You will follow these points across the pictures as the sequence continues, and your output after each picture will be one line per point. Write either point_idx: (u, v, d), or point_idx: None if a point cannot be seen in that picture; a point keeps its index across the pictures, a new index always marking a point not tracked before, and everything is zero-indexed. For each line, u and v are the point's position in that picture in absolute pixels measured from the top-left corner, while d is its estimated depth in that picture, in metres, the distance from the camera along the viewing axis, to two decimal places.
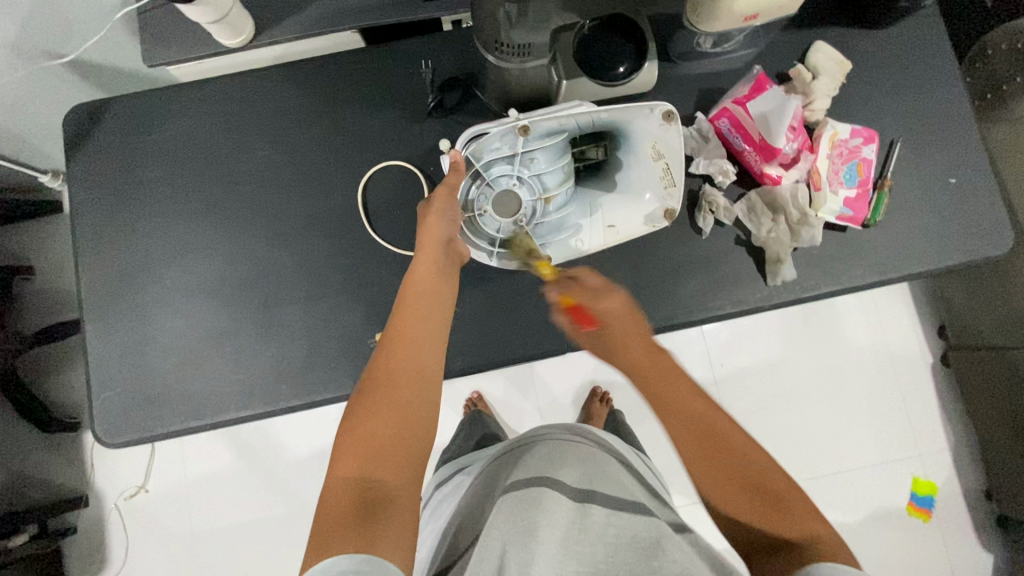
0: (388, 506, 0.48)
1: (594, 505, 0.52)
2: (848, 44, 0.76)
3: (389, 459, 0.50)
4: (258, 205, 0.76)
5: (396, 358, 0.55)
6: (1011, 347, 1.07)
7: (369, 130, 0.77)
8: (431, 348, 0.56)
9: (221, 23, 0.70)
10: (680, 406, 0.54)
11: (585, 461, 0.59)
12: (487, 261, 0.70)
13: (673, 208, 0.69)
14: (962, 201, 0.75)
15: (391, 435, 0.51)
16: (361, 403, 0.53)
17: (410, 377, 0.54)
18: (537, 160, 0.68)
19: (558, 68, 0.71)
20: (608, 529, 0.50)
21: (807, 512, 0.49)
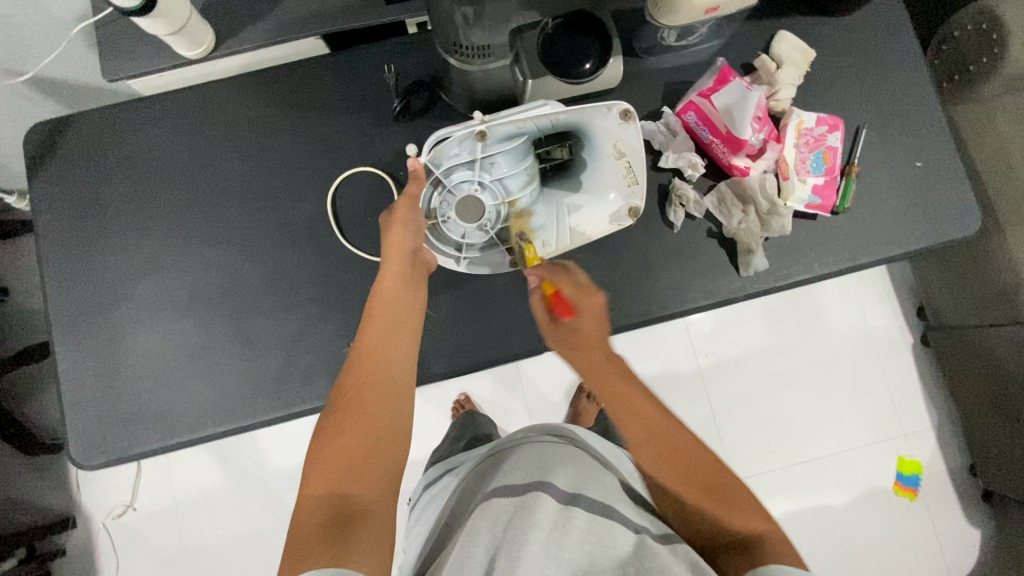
0: (361, 524, 0.47)
1: (577, 509, 0.51)
2: (811, 32, 0.77)
3: (362, 477, 0.50)
4: (227, 217, 0.75)
5: (368, 373, 0.55)
6: (988, 325, 1.08)
7: (337, 138, 0.76)
8: (403, 364, 0.57)
9: (179, 35, 0.69)
10: (634, 411, 0.56)
11: (569, 462, 0.59)
12: (456, 267, 0.72)
13: (638, 205, 0.70)
14: (928, 184, 0.75)
15: (362, 451, 0.51)
16: (332, 422, 0.52)
17: (380, 391, 0.54)
18: (499, 164, 0.68)
19: (522, 68, 0.70)
20: (589, 534, 0.50)
21: (756, 514, 0.52)
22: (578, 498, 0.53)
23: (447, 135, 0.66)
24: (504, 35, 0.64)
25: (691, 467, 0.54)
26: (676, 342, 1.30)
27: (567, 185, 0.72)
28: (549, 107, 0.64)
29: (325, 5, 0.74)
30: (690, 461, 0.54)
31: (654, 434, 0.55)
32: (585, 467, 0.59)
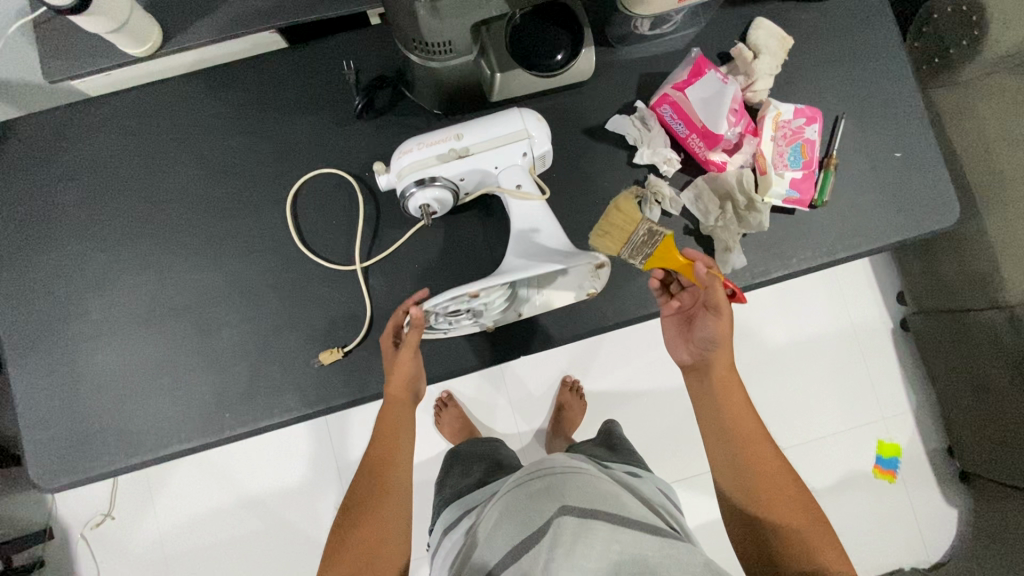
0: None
1: (596, 523, 0.54)
2: (786, 20, 0.75)
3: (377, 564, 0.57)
4: (184, 225, 0.72)
5: (378, 479, 0.63)
6: (969, 310, 1.09)
7: (299, 140, 0.73)
8: (405, 455, 0.66)
9: (121, 32, 0.65)
10: (724, 421, 0.65)
11: (586, 484, 0.60)
12: (442, 333, 0.68)
13: (596, 290, 0.63)
14: (908, 174, 0.74)
15: (369, 549, 0.58)
16: (346, 521, 0.60)
17: (389, 495, 0.62)
18: (491, 295, 0.59)
19: (489, 59, 0.67)
20: (614, 543, 0.52)
21: (822, 537, 0.57)
22: (596, 514, 0.55)
23: (427, 176, 0.63)
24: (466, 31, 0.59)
25: (771, 482, 0.61)
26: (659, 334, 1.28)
27: (542, 278, 0.62)
28: (528, 142, 0.63)
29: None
30: (766, 474, 0.61)
31: (742, 446, 0.63)
32: (604, 486, 0.61)
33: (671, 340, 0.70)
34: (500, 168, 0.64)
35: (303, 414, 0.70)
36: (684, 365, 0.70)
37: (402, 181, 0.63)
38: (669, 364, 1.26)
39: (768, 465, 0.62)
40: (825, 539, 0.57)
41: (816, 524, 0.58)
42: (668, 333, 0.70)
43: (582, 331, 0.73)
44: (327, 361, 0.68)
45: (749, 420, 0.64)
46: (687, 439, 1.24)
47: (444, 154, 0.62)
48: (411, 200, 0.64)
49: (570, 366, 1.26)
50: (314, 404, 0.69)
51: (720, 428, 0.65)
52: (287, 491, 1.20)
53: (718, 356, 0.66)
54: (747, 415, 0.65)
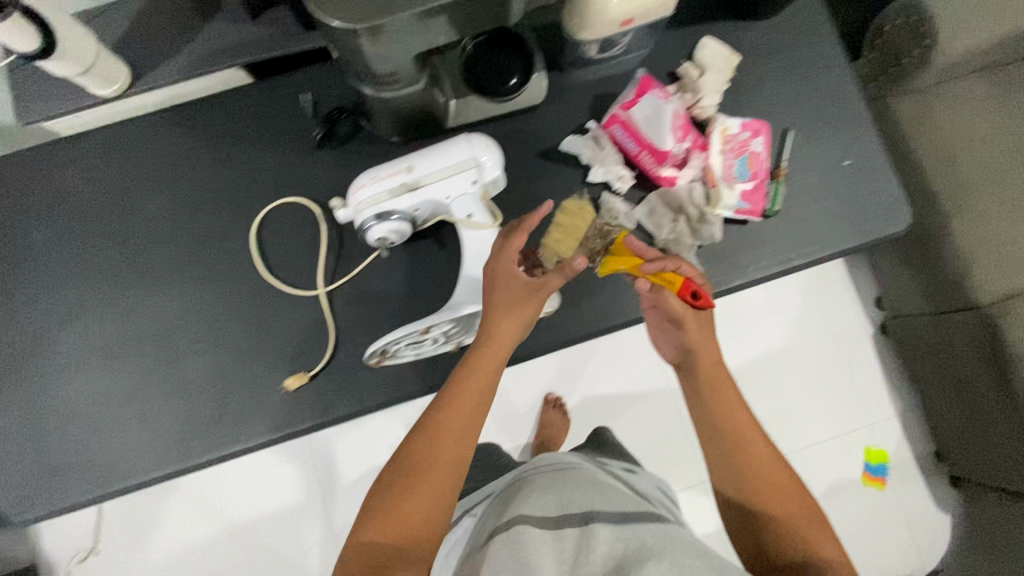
0: (398, 570, 0.55)
1: (597, 523, 0.61)
2: (731, 38, 0.77)
3: (411, 541, 0.56)
4: (153, 257, 0.74)
5: (435, 449, 0.59)
6: (942, 312, 1.11)
7: (263, 170, 0.75)
8: (475, 429, 0.61)
9: (88, 75, 0.68)
10: (721, 428, 0.66)
11: (593, 481, 0.68)
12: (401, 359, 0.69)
13: (553, 306, 0.72)
14: (859, 182, 0.76)
15: (415, 515, 0.57)
16: (395, 484, 0.58)
17: (444, 466, 0.59)
18: (444, 326, 0.65)
19: (445, 87, 0.71)
20: (612, 545, 0.59)
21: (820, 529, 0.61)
22: (597, 517, 0.61)
23: (381, 210, 0.66)
24: (411, 64, 0.61)
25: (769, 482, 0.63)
26: (640, 347, 1.27)
27: None
28: (475, 168, 0.66)
29: (243, 36, 0.73)
30: (765, 474, 0.63)
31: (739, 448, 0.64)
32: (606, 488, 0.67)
33: (655, 341, 0.74)
34: (451, 196, 0.67)
35: (270, 439, 0.71)
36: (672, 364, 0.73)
37: (360, 216, 0.67)
38: (651, 377, 1.26)
39: (766, 462, 0.64)
40: (817, 526, 0.61)
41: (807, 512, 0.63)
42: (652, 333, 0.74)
43: (547, 346, 0.73)
44: (293, 386, 0.70)
45: (745, 422, 0.66)
46: (673, 451, 1.24)
47: (395, 188, 0.66)
48: (370, 233, 0.67)
49: (551, 382, 1.26)
50: (280, 429, 0.70)
51: (716, 429, 0.66)
52: (272, 519, 1.19)
53: (704, 358, 0.68)
54: (742, 418, 0.66)
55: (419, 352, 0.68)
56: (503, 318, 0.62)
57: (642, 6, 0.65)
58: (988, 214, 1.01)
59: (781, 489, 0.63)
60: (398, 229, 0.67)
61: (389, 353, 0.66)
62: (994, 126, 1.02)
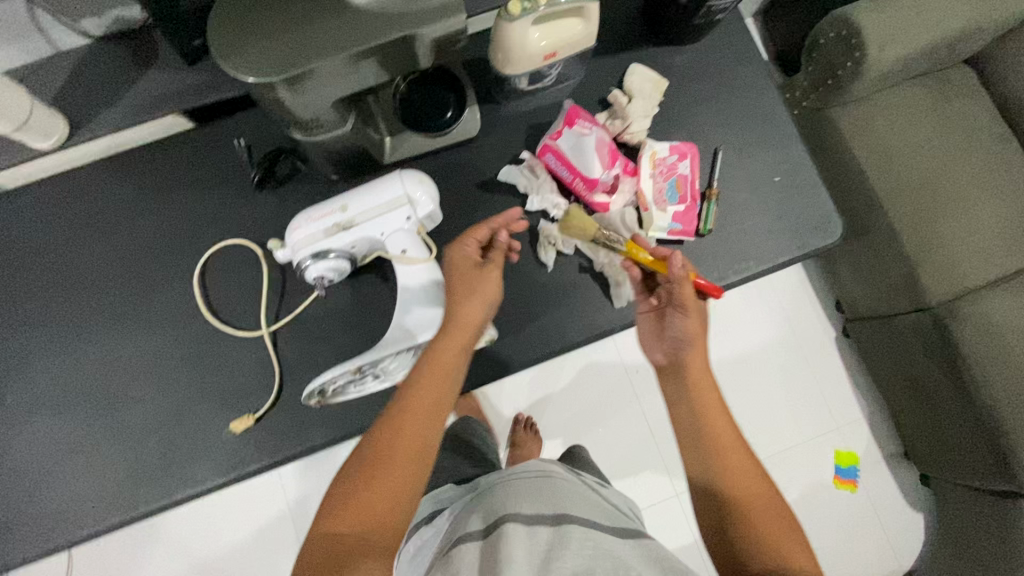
0: (357, 564, 0.46)
1: (571, 527, 0.55)
2: (658, 63, 0.80)
3: (376, 533, 0.49)
4: (97, 307, 0.74)
5: (403, 428, 0.54)
6: (896, 314, 1.13)
7: (205, 214, 0.76)
8: (445, 407, 0.58)
9: (25, 129, 0.68)
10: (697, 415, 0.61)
11: (569, 489, 0.63)
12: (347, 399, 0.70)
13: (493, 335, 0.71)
14: (789, 197, 0.78)
15: (380, 501, 0.50)
16: (357, 469, 0.52)
17: (414, 445, 0.54)
18: (378, 361, 0.66)
19: (379, 126, 0.74)
20: (584, 545, 0.54)
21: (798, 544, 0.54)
22: (569, 517, 0.57)
23: (316, 250, 0.67)
24: (332, 109, 0.61)
25: (749, 481, 0.57)
26: (607, 362, 1.28)
27: None
28: (409, 205, 0.67)
29: (177, 83, 0.74)
30: (744, 475, 0.58)
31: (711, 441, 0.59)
32: (579, 497, 0.62)
33: (645, 340, 0.70)
34: (386, 233, 0.67)
35: (218, 483, 0.70)
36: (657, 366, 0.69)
37: (298, 256, 0.67)
38: (619, 392, 1.27)
39: (744, 463, 0.58)
40: (794, 542, 0.54)
41: (788, 527, 0.55)
42: (642, 334, 0.71)
43: (494, 375, 0.74)
44: (239, 429, 0.70)
45: (726, 421, 0.61)
46: (644, 464, 1.24)
47: (330, 227, 0.66)
48: (307, 273, 0.68)
49: (520, 403, 1.26)
50: (228, 472, 0.70)
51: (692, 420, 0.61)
52: (244, 558, 1.18)
53: (690, 358, 0.64)
54: (720, 420, 0.60)
55: (362, 389, 0.69)
56: (466, 297, 0.62)
57: (564, 37, 0.67)
58: (931, 220, 1.06)
59: (759, 491, 0.57)
60: (333, 267, 0.67)
61: (329, 392, 0.67)
62: (923, 140, 1.10)
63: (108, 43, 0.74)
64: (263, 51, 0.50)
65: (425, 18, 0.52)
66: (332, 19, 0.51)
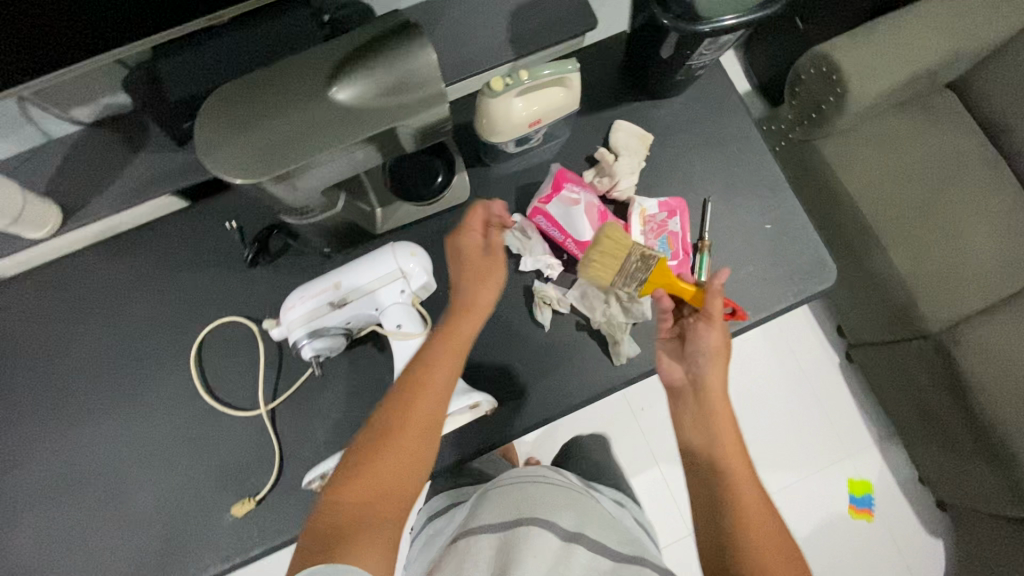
0: (354, 538, 0.49)
1: (579, 546, 0.56)
2: (641, 119, 0.81)
3: (382, 504, 0.52)
4: (94, 392, 0.74)
5: (409, 403, 0.56)
6: (899, 339, 1.13)
7: (199, 293, 0.76)
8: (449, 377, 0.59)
9: (19, 223, 0.68)
10: (713, 414, 0.62)
11: (582, 502, 0.65)
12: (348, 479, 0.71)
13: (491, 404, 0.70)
14: (781, 243, 0.78)
15: (386, 477, 0.53)
16: (364, 446, 0.55)
17: (417, 420, 0.56)
18: None
19: (372, 198, 0.74)
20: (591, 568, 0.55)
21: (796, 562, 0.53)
22: (583, 537, 0.58)
23: (312, 328, 0.66)
24: (320, 196, 0.61)
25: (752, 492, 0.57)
26: (611, 401, 1.27)
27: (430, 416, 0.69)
28: (402, 279, 0.67)
29: (168, 166, 0.75)
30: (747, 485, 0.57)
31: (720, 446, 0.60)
32: (592, 509, 0.65)
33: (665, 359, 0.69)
34: (380, 307, 0.67)
35: (220, 571, 0.69)
36: (672, 386, 0.68)
37: (294, 334, 0.67)
38: (625, 431, 1.25)
39: (745, 473, 0.58)
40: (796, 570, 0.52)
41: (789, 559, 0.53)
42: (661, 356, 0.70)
43: (497, 441, 0.73)
44: (241, 513, 0.69)
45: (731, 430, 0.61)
46: (655, 503, 1.22)
47: (324, 305, 0.66)
48: (303, 351, 0.67)
49: (525, 449, 1.25)
50: (230, 559, 0.69)
51: (704, 420, 0.63)
52: None
53: (707, 383, 0.65)
54: (734, 446, 0.60)
55: None
56: (476, 278, 0.65)
57: (548, 106, 0.68)
58: (923, 245, 1.07)
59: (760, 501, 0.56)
60: (330, 341, 0.67)
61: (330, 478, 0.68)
62: (910, 167, 1.11)
63: (98, 129, 0.75)
64: (247, 151, 0.50)
65: (411, 110, 0.53)
66: (315, 113, 0.52)
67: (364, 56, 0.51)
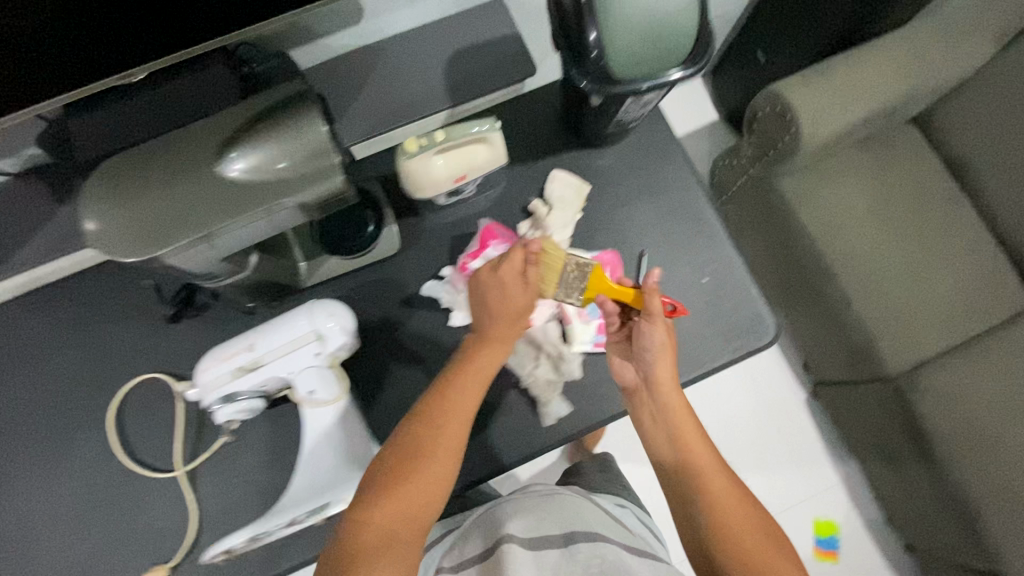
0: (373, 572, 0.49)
1: (576, 544, 0.59)
2: (579, 168, 0.80)
3: (403, 528, 0.53)
4: (4, 452, 0.71)
5: (420, 430, 0.57)
6: (860, 381, 1.10)
7: (118, 348, 0.73)
8: (461, 408, 0.59)
9: None
10: (670, 414, 0.63)
11: (579, 508, 0.68)
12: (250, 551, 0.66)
13: None
14: (718, 298, 0.76)
15: (405, 507, 0.54)
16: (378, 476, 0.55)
17: (430, 450, 0.56)
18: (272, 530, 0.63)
19: (299, 249, 0.73)
20: (592, 557, 0.57)
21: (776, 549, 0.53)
22: (578, 534, 0.61)
23: (224, 393, 0.65)
24: (223, 263, 0.59)
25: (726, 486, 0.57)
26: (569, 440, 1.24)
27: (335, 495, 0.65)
28: (316, 341, 0.65)
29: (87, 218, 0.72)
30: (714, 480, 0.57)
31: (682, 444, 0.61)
32: (588, 512, 0.67)
33: (616, 362, 0.68)
34: (293, 371, 0.65)
35: None
36: (629, 388, 0.68)
37: (206, 399, 0.65)
38: None
39: (711, 466, 0.59)
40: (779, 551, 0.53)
41: (773, 542, 0.54)
42: (613, 358, 0.69)
43: None
44: None
45: (691, 426, 0.62)
46: None
47: (236, 369, 0.64)
48: (217, 415, 0.66)
49: None
50: None
51: (665, 421, 0.63)
52: None
53: (659, 380, 0.64)
54: (695, 440, 0.61)
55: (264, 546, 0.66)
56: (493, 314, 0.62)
57: (471, 162, 0.67)
58: (884, 287, 1.04)
59: (732, 494, 0.56)
60: (244, 406, 0.66)
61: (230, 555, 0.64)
62: (871, 206, 1.09)
63: (24, 175, 0.71)
64: (126, 225, 0.49)
65: (302, 184, 0.51)
66: (199, 187, 0.50)
67: (255, 130, 0.51)
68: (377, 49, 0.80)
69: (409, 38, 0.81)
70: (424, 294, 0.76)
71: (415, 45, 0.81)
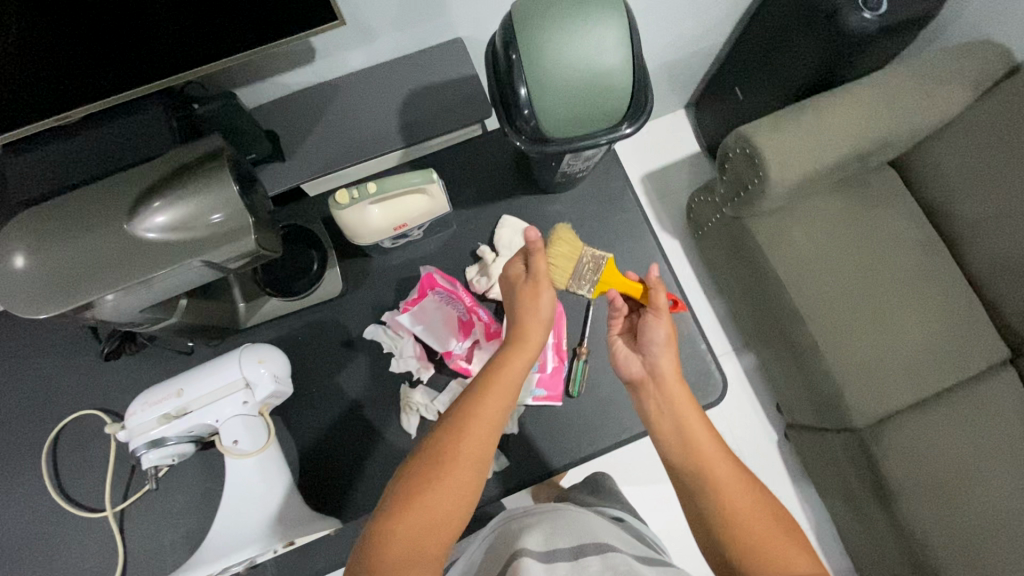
0: None
1: (588, 557, 0.49)
2: (531, 216, 0.80)
3: (431, 534, 0.47)
4: None
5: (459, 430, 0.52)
6: (828, 429, 1.08)
7: (55, 383, 0.73)
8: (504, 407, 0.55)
9: None
10: (673, 407, 0.60)
11: (581, 519, 0.58)
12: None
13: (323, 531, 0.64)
14: None
15: (437, 510, 0.48)
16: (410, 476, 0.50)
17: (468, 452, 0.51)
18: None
19: (239, 290, 0.73)
20: (607, 568, 0.47)
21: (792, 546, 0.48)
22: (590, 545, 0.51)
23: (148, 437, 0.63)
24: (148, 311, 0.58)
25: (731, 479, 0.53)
26: None
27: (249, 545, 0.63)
28: (245, 389, 0.64)
29: None
30: (716, 471, 0.54)
31: (680, 436, 0.57)
32: (595, 525, 0.57)
33: (622, 357, 0.67)
34: (219, 418, 0.64)
35: None
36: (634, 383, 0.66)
37: (133, 443, 0.64)
38: None
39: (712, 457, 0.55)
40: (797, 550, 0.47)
41: (784, 529, 0.49)
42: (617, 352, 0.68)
43: None
44: None
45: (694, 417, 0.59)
46: None
47: (163, 414, 0.63)
48: (143, 459, 0.64)
49: None
50: None
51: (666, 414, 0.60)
52: None
53: (663, 373, 0.63)
54: (696, 427, 0.57)
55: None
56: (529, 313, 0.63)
57: (408, 212, 0.66)
58: (853, 337, 1.02)
59: (739, 488, 0.52)
60: (172, 450, 0.65)
61: None
62: (844, 250, 1.06)
63: None
64: (24, 273, 0.50)
65: (210, 244, 0.54)
66: (105, 242, 0.51)
67: (166, 185, 0.53)
68: (332, 86, 0.80)
69: (365, 76, 0.80)
70: (366, 337, 0.75)
71: (370, 84, 0.80)
